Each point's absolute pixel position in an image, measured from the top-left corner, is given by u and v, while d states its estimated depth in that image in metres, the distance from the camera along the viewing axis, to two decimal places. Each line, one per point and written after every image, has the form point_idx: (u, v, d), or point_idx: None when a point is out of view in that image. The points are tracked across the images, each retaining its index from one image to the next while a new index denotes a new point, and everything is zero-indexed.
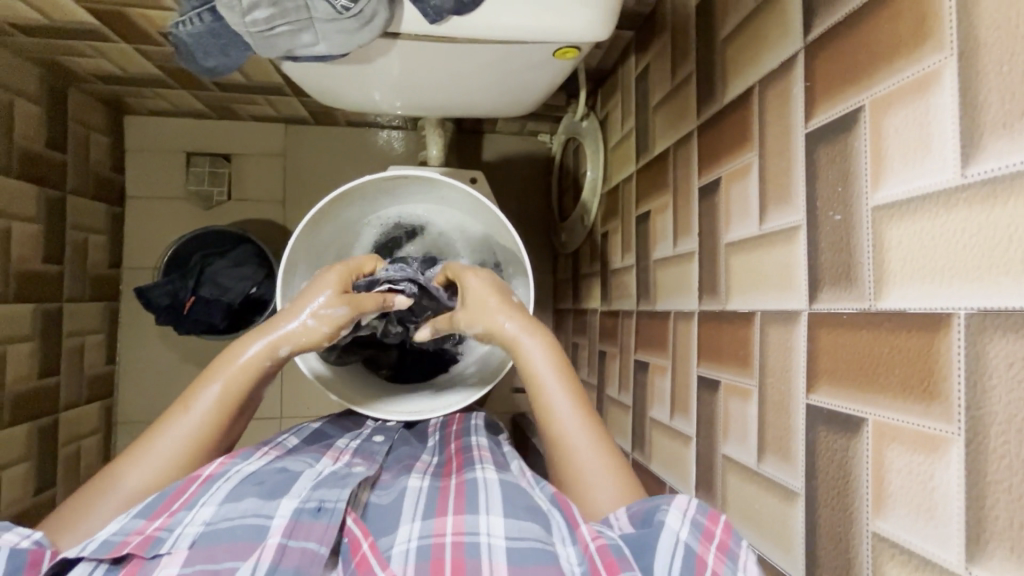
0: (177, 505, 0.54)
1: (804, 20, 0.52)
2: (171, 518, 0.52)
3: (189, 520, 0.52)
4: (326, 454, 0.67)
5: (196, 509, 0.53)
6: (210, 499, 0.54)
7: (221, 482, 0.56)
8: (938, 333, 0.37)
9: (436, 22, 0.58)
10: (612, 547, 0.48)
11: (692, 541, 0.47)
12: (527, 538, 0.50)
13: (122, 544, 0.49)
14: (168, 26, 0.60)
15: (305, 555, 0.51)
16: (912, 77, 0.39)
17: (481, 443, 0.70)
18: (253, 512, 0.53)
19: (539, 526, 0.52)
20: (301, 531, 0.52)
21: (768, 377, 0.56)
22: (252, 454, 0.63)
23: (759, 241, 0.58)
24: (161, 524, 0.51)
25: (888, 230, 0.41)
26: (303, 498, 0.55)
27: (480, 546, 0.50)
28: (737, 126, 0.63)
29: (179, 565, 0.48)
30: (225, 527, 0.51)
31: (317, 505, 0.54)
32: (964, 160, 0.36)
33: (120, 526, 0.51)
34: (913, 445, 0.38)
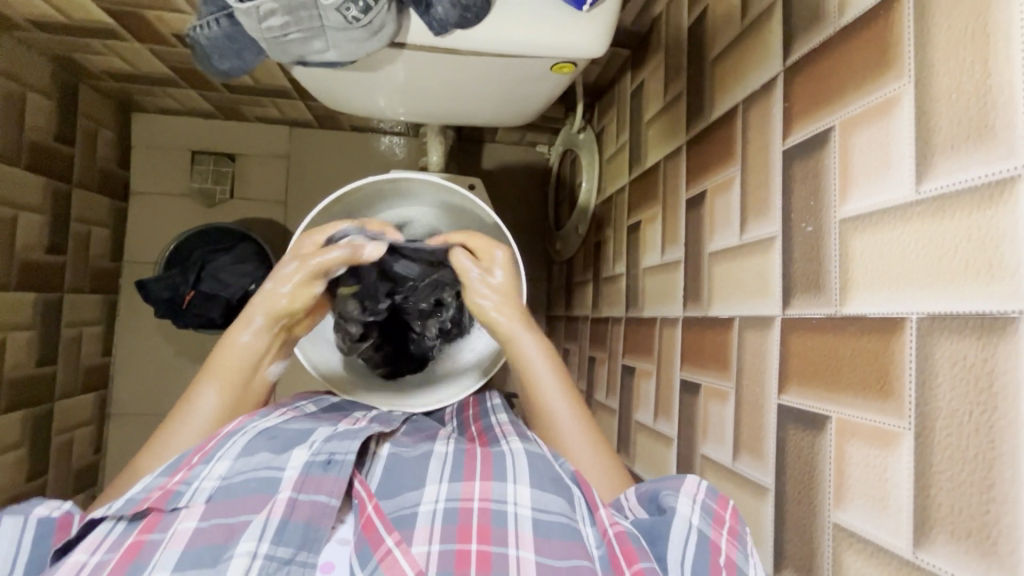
0: (196, 459, 0.55)
1: (783, 44, 0.56)
2: (189, 471, 0.54)
3: (206, 475, 0.54)
4: (343, 420, 0.69)
5: (213, 463, 0.55)
6: (226, 454, 0.56)
7: (238, 437, 0.59)
8: (894, 335, 0.40)
9: (440, 33, 0.61)
10: (629, 535, 0.50)
11: (704, 527, 0.49)
12: (552, 512, 0.53)
13: (143, 501, 0.51)
14: (186, 29, 0.63)
15: (316, 507, 0.53)
16: (875, 101, 0.43)
17: (501, 421, 0.73)
18: (266, 466, 0.56)
19: (563, 501, 0.54)
20: (310, 485, 0.54)
21: (744, 379, 0.59)
22: (269, 413, 0.66)
23: (739, 251, 0.62)
24: (181, 477, 0.53)
25: (854, 240, 0.45)
26: (314, 451, 0.57)
27: (507, 516, 0.53)
28: (722, 141, 0.67)
29: (196, 520, 0.50)
30: (239, 481, 0.54)
31: (327, 459, 0.56)
32: (918, 178, 0.39)
33: (144, 484, 0.53)
34: (871, 440, 0.41)
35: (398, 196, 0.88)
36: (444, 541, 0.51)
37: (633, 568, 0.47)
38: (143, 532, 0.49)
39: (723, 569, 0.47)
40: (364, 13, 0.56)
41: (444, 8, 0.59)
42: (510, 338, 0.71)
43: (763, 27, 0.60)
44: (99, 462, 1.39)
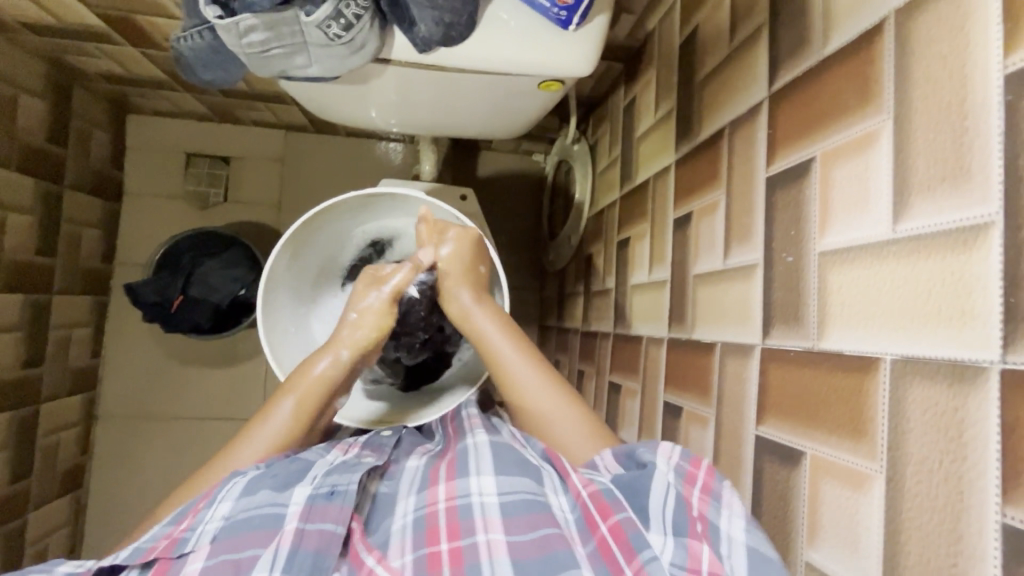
0: (200, 503, 0.54)
1: (769, 70, 0.55)
2: (194, 516, 0.53)
3: (211, 516, 0.53)
4: (336, 446, 0.67)
5: (216, 505, 0.54)
6: (228, 494, 0.54)
7: (238, 478, 0.57)
8: (868, 375, 0.39)
9: (424, 51, 0.61)
10: (604, 491, 0.51)
11: (677, 484, 0.49)
12: (518, 492, 0.53)
13: (151, 549, 0.51)
14: (170, 40, 0.63)
15: (323, 536, 0.51)
16: (855, 135, 0.42)
17: (472, 414, 0.73)
18: (270, 502, 0.54)
19: (531, 481, 0.54)
20: (316, 514, 0.53)
21: (724, 406, 0.58)
22: (274, 459, 0.63)
23: (722, 275, 0.61)
24: (186, 524, 0.52)
25: (832, 275, 0.44)
26: (315, 484, 0.56)
27: (473, 506, 0.52)
28: (709, 163, 0.66)
29: (204, 558, 0.49)
30: (243, 519, 0.52)
31: (330, 490, 0.55)
32: (896, 217, 0.38)
33: (152, 533, 0.53)
34: (843, 480, 0.41)
35: (379, 210, 0.88)
36: (417, 549, 0.50)
37: (608, 522, 0.48)
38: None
39: (697, 520, 0.46)
40: (345, 30, 0.56)
41: (427, 26, 0.58)
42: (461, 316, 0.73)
43: (751, 51, 0.59)
44: (85, 464, 1.39)
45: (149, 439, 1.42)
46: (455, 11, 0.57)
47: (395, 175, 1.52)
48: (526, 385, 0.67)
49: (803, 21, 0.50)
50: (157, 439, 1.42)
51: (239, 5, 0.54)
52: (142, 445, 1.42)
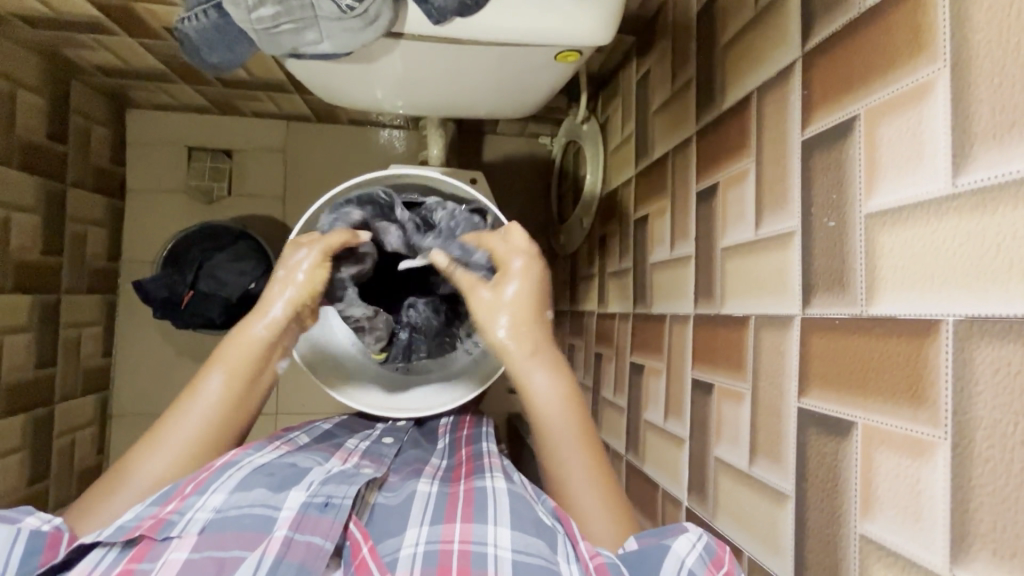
0: (189, 489, 0.55)
1: (802, 28, 0.53)
2: (182, 501, 0.53)
3: (200, 506, 0.53)
4: (336, 454, 0.70)
5: (207, 495, 0.54)
6: (221, 487, 0.56)
7: (233, 471, 0.58)
8: (927, 339, 0.38)
9: (440, 22, 0.58)
10: (609, 566, 0.49)
11: (697, 568, 0.49)
12: (532, 555, 0.50)
13: (135, 528, 0.51)
14: (174, 21, 0.60)
15: (311, 549, 0.51)
16: (906, 87, 0.40)
17: (490, 449, 0.73)
18: (261, 503, 0.55)
19: (545, 545, 0.52)
20: (307, 525, 0.53)
21: (761, 380, 0.57)
22: (265, 446, 0.66)
23: (754, 246, 0.59)
24: (174, 507, 0.53)
25: (881, 236, 0.42)
26: (312, 492, 0.56)
27: (487, 556, 0.51)
28: (735, 131, 0.64)
29: (188, 550, 0.49)
30: (234, 515, 0.53)
31: (325, 501, 0.55)
32: (955, 170, 0.36)
33: (136, 512, 0.52)
34: (901, 449, 0.39)
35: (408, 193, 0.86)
36: None
37: None
38: (133, 561, 0.49)
39: None
40: (358, 0, 0.54)
41: None
42: (523, 381, 0.63)
43: (779, 11, 0.57)
44: (102, 463, 1.38)
45: None
46: None
47: (400, 162, 1.50)
48: (573, 473, 0.60)
49: None
50: None
51: None
52: None
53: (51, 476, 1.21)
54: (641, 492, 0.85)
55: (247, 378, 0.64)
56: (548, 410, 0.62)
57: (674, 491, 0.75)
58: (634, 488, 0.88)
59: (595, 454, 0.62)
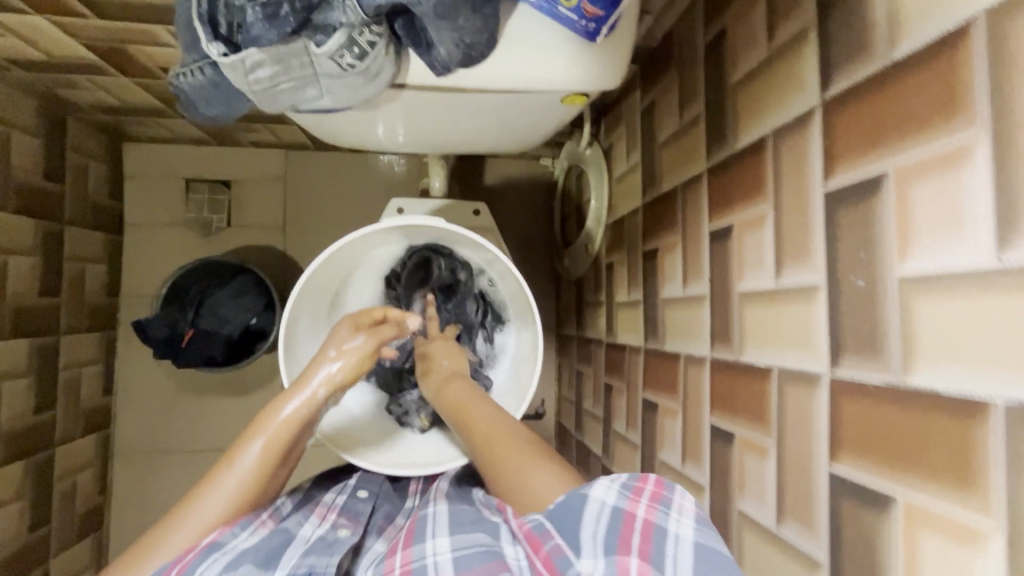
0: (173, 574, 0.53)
1: (821, 74, 0.51)
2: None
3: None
4: (314, 513, 0.71)
5: None
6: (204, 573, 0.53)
7: (218, 553, 0.56)
8: (973, 421, 0.36)
9: (443, 73, 0.56)
10: (533, 527, 0.55)
11: (620, 504, 0.53)
12: (470, 546, 0.55)
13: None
14: (168, 77, 0.58)
15: None
16: (940, 150, 0.38)
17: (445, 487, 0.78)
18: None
19: (483, 535, 0.58)
20: None
21: (786, 437, 0.54)
22: (248, 524, 0.63)
23: (775, 295, 0.57)
24: None
25: (917, 303, 0.40)
26: (293, 565, 0.57)
27: (427, 566, 0.54)
28: (750, 173, 0.62)
29: None
30: None
31: (307, 570, 0.56)
32: (1000, 245, 0.34)
33: None
34: (949, 534, 0.37)
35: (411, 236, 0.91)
36: None
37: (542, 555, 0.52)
38: None
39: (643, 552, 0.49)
40: (359, 58, 0.52)
41: (446, 49, 0.53)
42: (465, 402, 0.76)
43: (794, 54, 0.55)
44: (104, 503, 1.36)
45: (168, 474, 1.39)
46: (476, 31, 0.52)
47: (401, 188, 1.48)
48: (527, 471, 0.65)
49: (863, 20, 0.46)
50: (175, 474, 1.39)
51: (244, 40, 0.50)
52: (160, 480, 1.39)
53: (53, 522, 1.18)
54: None
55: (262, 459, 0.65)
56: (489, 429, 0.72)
57: None
58: None
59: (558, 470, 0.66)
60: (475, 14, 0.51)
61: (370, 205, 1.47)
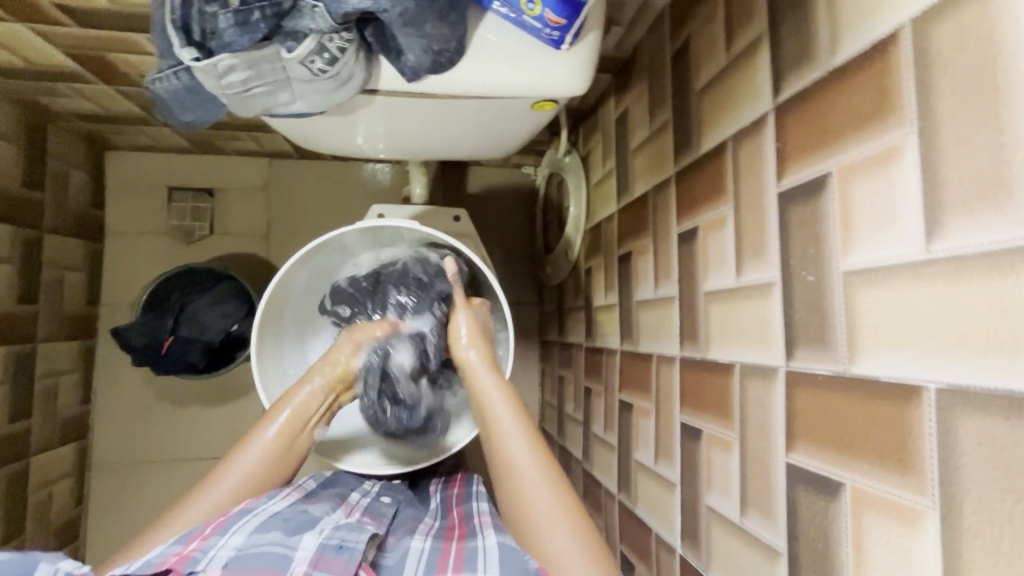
0: (210, 530, 0.58)
1: (772, 80, 0.53)
2: (204, 541, 0.56)
3: (222, 545, 0.55)
4: (341, 508, 0.72)
5: (227, 535, 0.57)
6: (240, 528, 0.58)
7: (250, 515, 0.61)
8: (909, 405, 0.37)
9: (413, 80, 0.58)
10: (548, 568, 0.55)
11: None
12: None
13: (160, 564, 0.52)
14: (145, 81, 0.59)
15: None
16: (875, 149, 0.41)
17: (481, 508, 0.76)
18: (279, 542, 0.56)
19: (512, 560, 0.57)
20: (323, 563, 0.55)
21: (748, 430, 0.56)
22: (277, 495, 0.69)
23: (736, 293, 0.59)
24: (196, 545, 0.55)
25: (860, 296, 0.42)
26: (326, 535, 0.58)
27: None
28: (712, 176, 0.64)
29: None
30: (255, 552, 0.54)
31: (339, 543, 0.57)
32: (929, 237, 0.36)
33: (162, 550, 0.55)
34: (890, 515, 0.39)
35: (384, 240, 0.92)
36: None
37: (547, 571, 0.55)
38: None
39: None
40: (330, 64, 0.54)
41: (415, 55, 0.55)
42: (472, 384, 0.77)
43: (750, 62, 0.57)
44: (81, 514, 1.34)
45: (148, 483, 1.37)
46: (445, 38, 0.54)
47: (385, 196, 1.49)
48: (526, 476, 0.66)
49: (807, 29, 0.49)
50: (155, 483, 1.37)
51: (216, 45, 0.52)
52: (139, 490, 1.37)
53: (26, 533, 1.16)
54: (634, 535, 0.84)
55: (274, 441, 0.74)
56: (502, 419, 0.72)
57: (667, 536, 0.73)
58: (627, 529, 0.87)
59: (547, 463, 0.68)
60: (442, 22, 0.53)
61: (353, 212, 1.48)
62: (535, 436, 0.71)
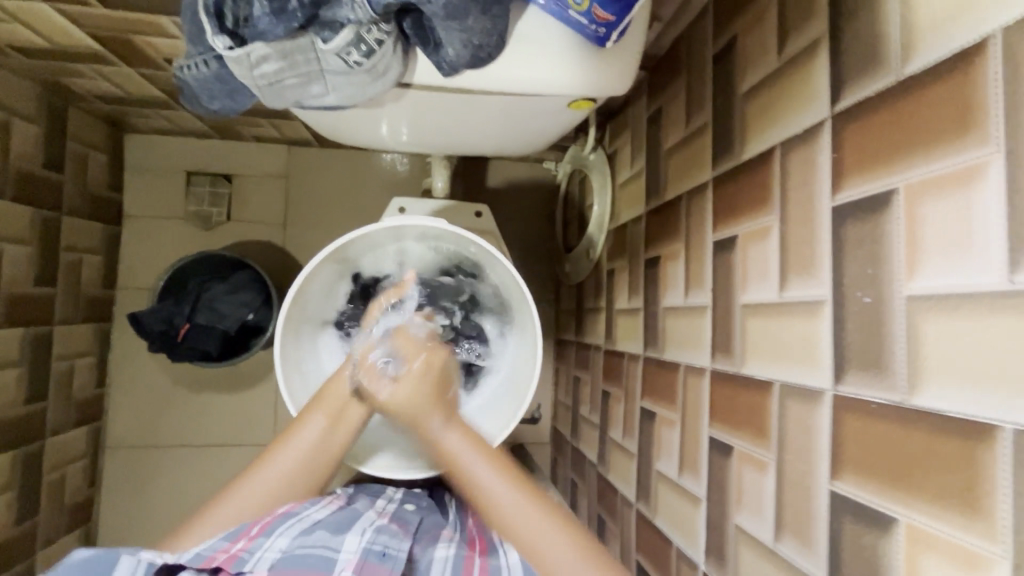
0: (256, 530, 0.62)
1: (832, 87, 0.50)
2: (252, 541, 0.60)
3: (268, 546, 0.60)
4: (374, 510, 0.74)
5: (274, 537, 0.61)
6: (285, 531, 0.62)
7: (294, 520, 0.65)
8: (980, 444, 0.35)
9: (450, 75, 0.56)
10: None
11: None
12: None
13: (213, 557, 0.58)
14: (173, 69, 0.57)
15: None
16: (953, 167, 0.38)
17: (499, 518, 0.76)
18: (323, 544, 0.62)
19: None
20: (367, 569, 0.60)
21: (786, 452, 0.54)
22: (318, 501, 0.71)
23: (778, 309, 0.56)
24: (244, 545, 0.60)
25: (924, 323, 0.39)
26: (368, 540, 0.63)
27: None
28: (756, 184, 0.61)
29: None
30: (300, 555, 0.59)
31: (382, 550, 0.62)
32: (1012, 266, 0.34)
33: (211, 544, 0.60)
34: (953, 559, 0.37)
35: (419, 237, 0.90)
36: None
37: None
38: None
39: None
40: (366, 56, 0.52)
41: (454, 49, 0.53)
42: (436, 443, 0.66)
43: (805, 66, 0.54)
44: (94, 496, 1.35)
45: (161, 468, 1.38)
46: (485, 32, 0.52)
47: (403, 187, 1.47)
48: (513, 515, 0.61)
49: (875, 34, 0.46)
50: (168, 469, 1.38)
51: (250, 33, 0.50)
52: (152, 475, 1.37)
53: (41, 513, 1.17)
54: (653, 546, 0.82)
55: (332, 423, 0.72)
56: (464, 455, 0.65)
57: (689, 552, 0.72)
58: (645, 539, 0.85)
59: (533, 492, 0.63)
60: (485, 16, 0.51)
61: (371, 203, 1.46)
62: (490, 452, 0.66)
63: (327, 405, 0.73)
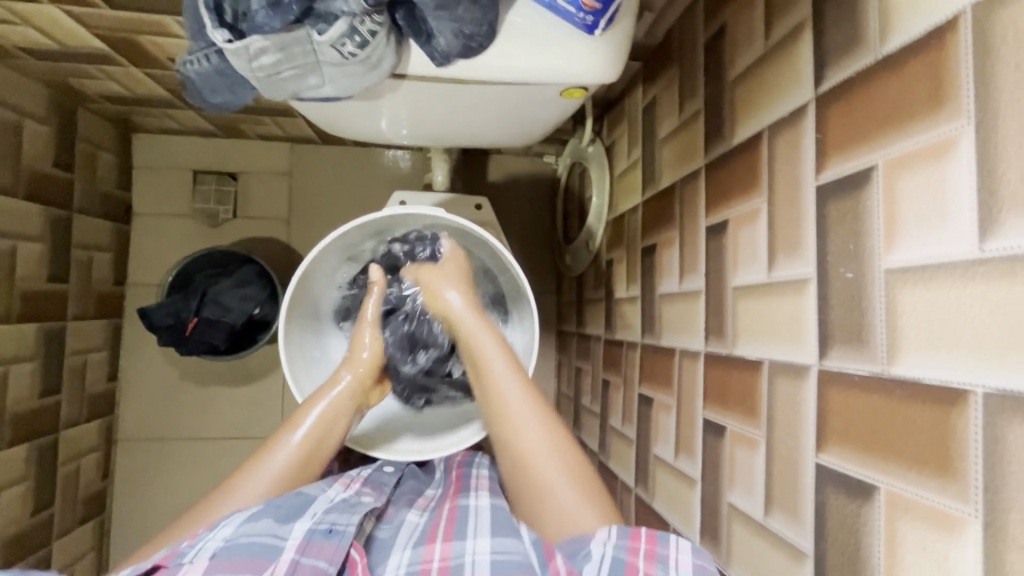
0: (196, 531, 0.60)
1: (815, 69, 0.51)
2: (192, 539, 0.58)
3: (212, 536, 0.58)
4: (338, 480, 0.74)
5: (217, 530, 0.59)
6: (230, 522, 0.60)
7: (235, 514, 0.62)
8: (954, 410, 0.36)
9: (443, 64, 0.58)
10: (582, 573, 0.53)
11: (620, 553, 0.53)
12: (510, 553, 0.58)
13: (151, 558, 0.56)
14: (176, 64, 0.59)
15: (316, 570, 0.57)
16: (928, 141, 0.39)
17: (480, 474, 0.81)
18: (270, 532, 0.59)
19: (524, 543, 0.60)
20: (312, 549, 0.59)
21: (775, 429, 0.55)
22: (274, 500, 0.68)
23: (767, 289, 0.58)
24: (186, 542, 0.57)
25: (903, 295, 0.40)
26: (316, 520, 0.62)
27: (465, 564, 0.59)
28: (745, 167, 0.62)
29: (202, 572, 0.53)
30: (245, 542, 0.57)
31: (329, 527, 0.62)
32: (982, 235, 0.35)
33: (144, 553, 0.57)
34: (928, 521, 0.38)
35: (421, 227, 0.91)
36: None
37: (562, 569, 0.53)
38: None
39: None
40: (361, 47, 0.54)
41: (446, 39, 0.55)
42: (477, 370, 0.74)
43: (790, 49, 0.55)
44: (107, 489, 1.38)
45: (171, 461, 1.41)
46: (476, 21, 0.54)
47: (405, 183, 1.49)
48: (537, 465, 0.67)
49: (854, 16, 0.47)
50: (179, 462, 1.41)
51: (249, 27, 0.52)
52: (164, 467, 1.41)
53: (56, 504, 1.20)
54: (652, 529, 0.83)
55: (300, 443, 0.73)
56: (502, 396, 0.71)
57: (685, 532, 0.73)
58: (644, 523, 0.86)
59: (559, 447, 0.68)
60: (474, 5, 0.53)
61: (374, 198, 1.48)
62: (537, 407, 0.70)
63: (306, 418, 0.75)
